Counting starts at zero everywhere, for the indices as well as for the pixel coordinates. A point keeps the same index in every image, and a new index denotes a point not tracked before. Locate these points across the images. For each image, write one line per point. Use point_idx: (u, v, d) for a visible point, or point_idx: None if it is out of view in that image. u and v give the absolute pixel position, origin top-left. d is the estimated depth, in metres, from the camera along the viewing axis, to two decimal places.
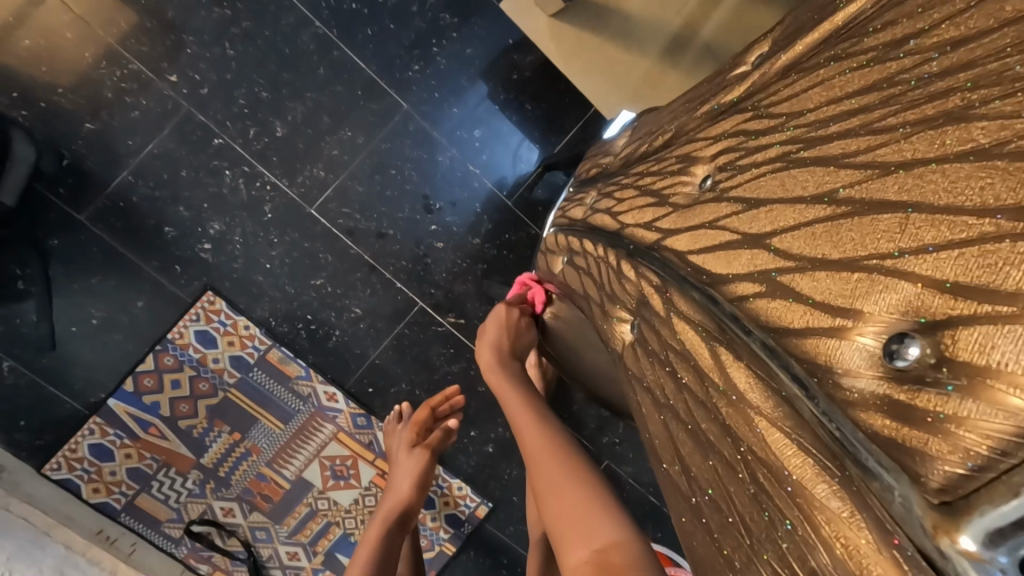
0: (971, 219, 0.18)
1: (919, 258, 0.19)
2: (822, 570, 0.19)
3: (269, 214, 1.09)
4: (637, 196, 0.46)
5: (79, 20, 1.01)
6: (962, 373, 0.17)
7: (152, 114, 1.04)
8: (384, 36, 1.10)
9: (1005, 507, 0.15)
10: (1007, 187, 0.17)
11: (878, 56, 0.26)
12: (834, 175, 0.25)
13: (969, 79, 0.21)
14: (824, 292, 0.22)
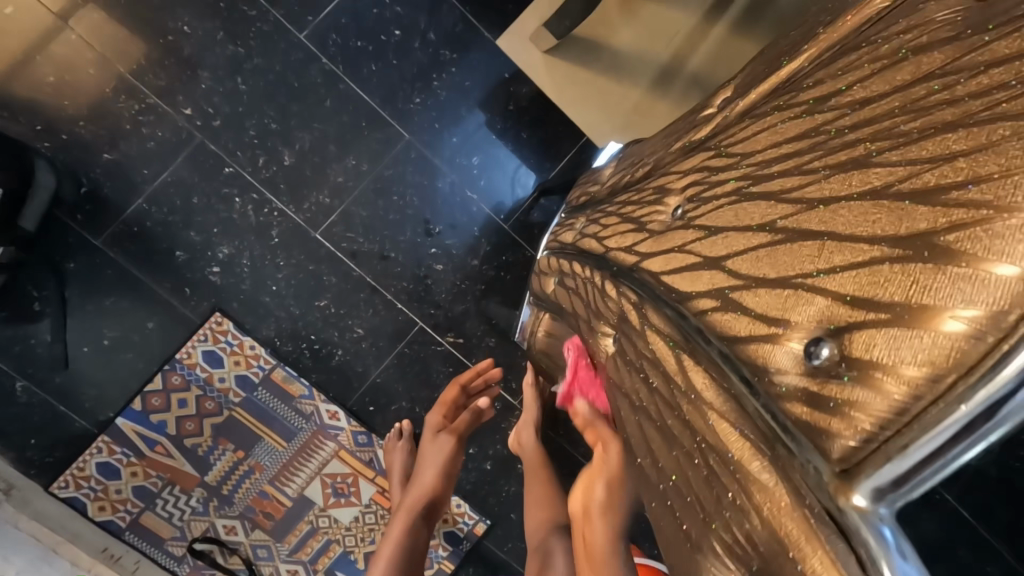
0: (865, 245, 0.22)
1: (830, 277, 0.24)
2: (755, 531, 0.23)
3: (276, 237, 1.14)
4: (620, 222, 0.51)
5: (100, 57, 1.08)
6: (856, 367, 0.21)
7: (167, 144, 1.10)
8: (388, 70, 1.17)
9: (883, 469, 0.19)
10: (889, 221, 0.22)
11: (809, 108, 0.31)
12: (775, 208, 0.29)
13: (871, 132, 0.25)
14: (764, 306, 0.27)
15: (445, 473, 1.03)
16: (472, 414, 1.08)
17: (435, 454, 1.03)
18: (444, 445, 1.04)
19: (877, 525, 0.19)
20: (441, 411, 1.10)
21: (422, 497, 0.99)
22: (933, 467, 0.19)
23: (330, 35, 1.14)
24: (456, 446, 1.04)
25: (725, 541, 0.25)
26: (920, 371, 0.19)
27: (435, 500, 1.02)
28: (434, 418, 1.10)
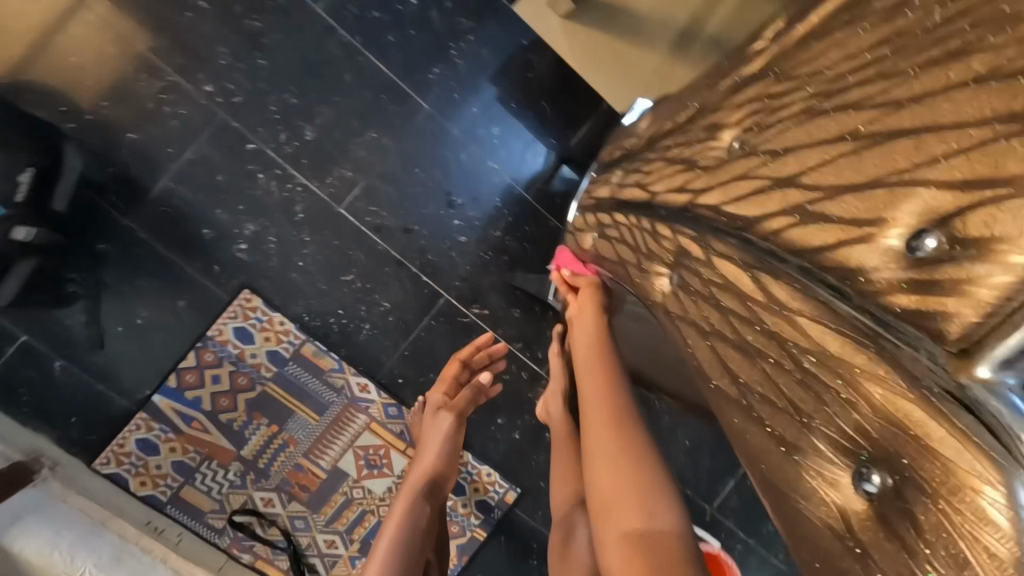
0: (974, 130, 0.22)
1: (932, 168, 0.23)
2: (863, 419, 0.24)
3: (300, 214, 1.14)
4: (666, 166, 0.51)
5: (119, 37, 1.08)
6: (971, 246, 0.21)
7: (190, 123, 1.10)
8: (405, 41, 1.15)
9: (1011, 338, 0.19)
10: (998, 101, 0.22)
11: (886, 16, 0.30)
12: (854, 117, 0.29)
13: (966, 23, 0.25)
14: (850, 212, 0.26)
15: (447, 450, 0.99)
16: (474, 388, 1.07)
17: (435, 433, 1.01)
18: (444, 422, 1.02)
19: (1006, 396, 0.19)
20: (443, 386, 1.09)
21: (425, 473, 0.96)
22: None
23: (346, 7, 1.13)
24: (456, 424, 1.02)
25: (831, 438, 0.25)
26: None
27: (439, 478, 0.97)
28: (435, 396, 1.08)
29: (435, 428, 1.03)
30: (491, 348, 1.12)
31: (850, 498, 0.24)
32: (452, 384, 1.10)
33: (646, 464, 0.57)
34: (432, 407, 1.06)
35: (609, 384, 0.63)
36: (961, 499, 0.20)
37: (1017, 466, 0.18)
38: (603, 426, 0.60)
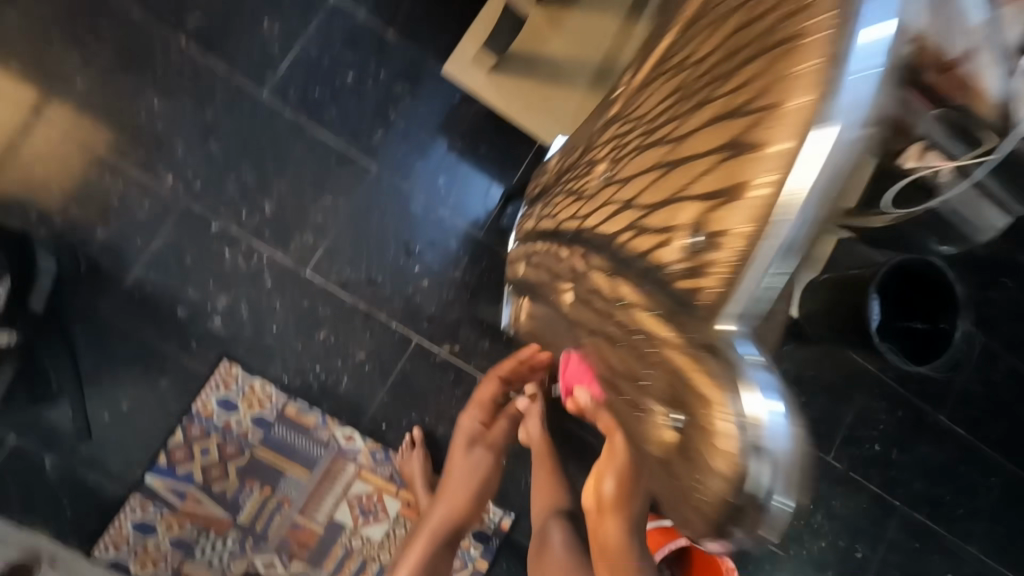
0: (715, 154, 0.31)
1: (697, 184, 0.32)
2: (668, 375, 0.32)
3: (268, 281, 1.21)
4: (566, 197, 0.60)
5: (80, 144, 1.16)
6: (712, 238, 0.29)
7: (154, 213, 1.18)
8: (347, 112, 1.25)
9: (730, 298, 0.27)
10: (725, 133, 0.30)
11: (680, 69, 0.40)
12: (662, 149, 0.38)
13: (714, 76, 0.34)
14: (660, 223, 0.35)
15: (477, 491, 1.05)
16: (509, 419, 1.10)
17: (470, 468, 1.06)
18: (480, 459, 1.06)
19: (729, 341, 0.27)
20: (478, 411, 1.10)
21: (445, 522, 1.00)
22: (756, 281, 0.26)
23: (289, 88, 1.23)
24: (490, 460, 1.07)
25: (660, 392, 0.34)
26: (748, 227, 0.27)
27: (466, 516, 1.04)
28: (470, 422, 1.10)
29: (466, 464, 1.06)
30: (532, 361, 1.06)
31: (670, 433, 0.33)
32: (489, 405, 1.11)
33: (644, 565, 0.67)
34: (466, 438, 1.08)
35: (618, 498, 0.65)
36: (707, 416, 0.28)
37: (728, 390, 0.26)
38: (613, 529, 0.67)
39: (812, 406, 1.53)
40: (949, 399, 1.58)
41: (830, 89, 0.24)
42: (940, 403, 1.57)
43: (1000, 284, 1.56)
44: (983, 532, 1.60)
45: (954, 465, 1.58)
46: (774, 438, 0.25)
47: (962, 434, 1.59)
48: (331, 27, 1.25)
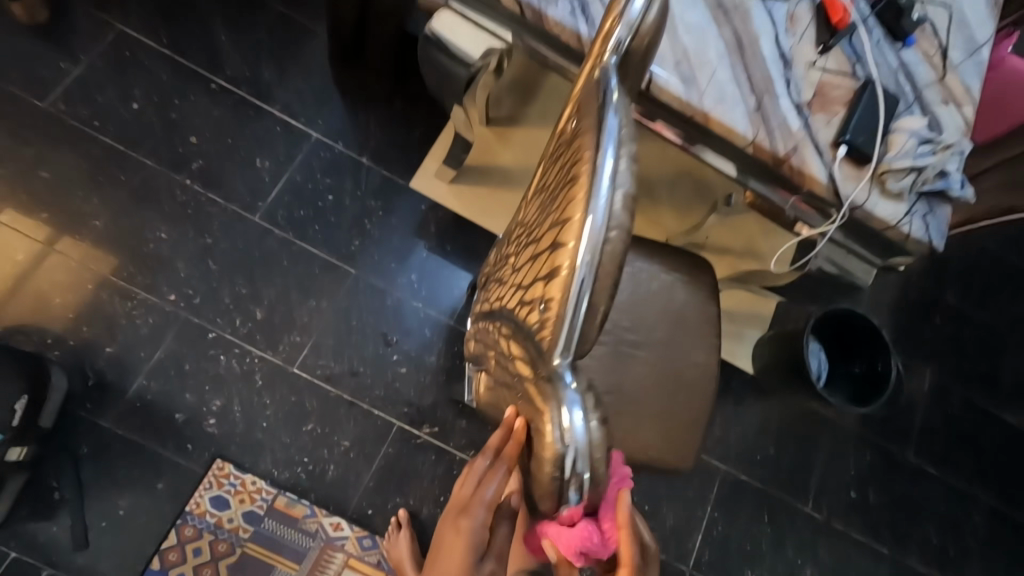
0: (545, 251, 0.47)
1: (539, 271, 0.47)
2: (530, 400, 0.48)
3: (260, 380, 1.32)
4: (492, 283, 0.76)
5: (93, 273, 1.32)
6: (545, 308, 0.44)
7: (157, 327, 1.32)
8: (328, 225, 1.44)
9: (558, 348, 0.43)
10: (548, 236, 0.46)
11: (540, 192, 0.57)
12: (531, 247, 0.54)
13: (548, 199, 0.51)
14: (525, 299, 0.50)
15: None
16: None
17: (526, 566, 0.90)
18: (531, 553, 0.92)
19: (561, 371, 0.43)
20: None
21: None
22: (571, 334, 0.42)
23: (278, 211, 1.42)
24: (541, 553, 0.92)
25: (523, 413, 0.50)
26: (556, 298, 0.42)
27: None
28: None
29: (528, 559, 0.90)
30: None
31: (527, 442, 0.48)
32: None
33: None
34: None
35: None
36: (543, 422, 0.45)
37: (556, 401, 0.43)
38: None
39: (785, 457, 1.57)
40: (915, 438, 1.64)
41: (584, 204, 0.41)
42: (906, 442, 1.63)
43: (933, 324, 1.71)
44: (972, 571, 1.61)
45: (932, 504, 1.62)
46: (579, 433, 0.42)
47: (934, 472, 1.64)
48: (313, 156, 1.47)
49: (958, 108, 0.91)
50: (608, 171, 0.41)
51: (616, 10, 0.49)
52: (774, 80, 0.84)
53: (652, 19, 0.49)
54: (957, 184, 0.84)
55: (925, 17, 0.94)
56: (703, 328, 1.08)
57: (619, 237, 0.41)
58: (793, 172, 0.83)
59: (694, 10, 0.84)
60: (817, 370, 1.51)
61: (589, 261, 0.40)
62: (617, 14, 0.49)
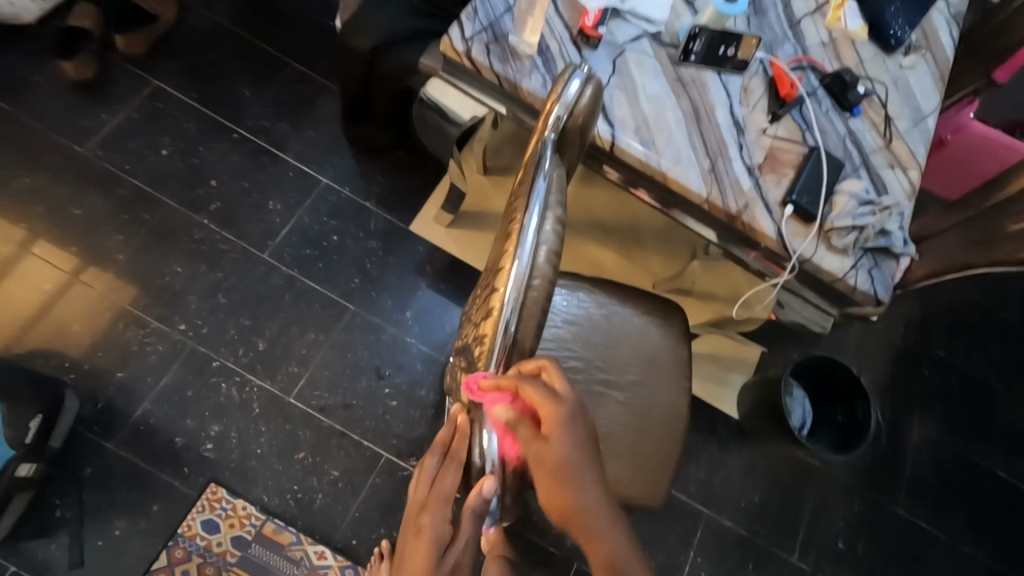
0: (488, 295, 0.55)
1: (482, 313, 0.56)
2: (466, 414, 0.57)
3: (257, 409, 1.40)
4: (462, 323, 0.84)
5: (112, 303, 1.43)
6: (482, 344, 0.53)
7: (165, 356, 1.41)
8: (331, 264, 1.54)
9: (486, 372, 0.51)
10: (490, 282, 0.55)
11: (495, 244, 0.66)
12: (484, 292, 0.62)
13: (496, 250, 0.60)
14: (474, 337, 0.58)
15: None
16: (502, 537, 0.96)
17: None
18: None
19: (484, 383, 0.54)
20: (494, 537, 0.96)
21: None
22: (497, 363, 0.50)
23: (285, 250, 1.53)
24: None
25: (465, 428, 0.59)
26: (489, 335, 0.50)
27: None
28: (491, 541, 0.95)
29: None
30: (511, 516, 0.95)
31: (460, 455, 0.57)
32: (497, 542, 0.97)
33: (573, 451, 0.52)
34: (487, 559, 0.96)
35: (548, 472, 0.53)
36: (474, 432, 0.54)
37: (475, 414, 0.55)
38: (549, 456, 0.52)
39: (769, 504, 1.58)
40: (904, 490, 1.63)
41: (513, 251, 0.49)
42: (895, 493, 1.62)
43: (921, 374, 1.73)
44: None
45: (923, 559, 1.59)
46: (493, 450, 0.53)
47: (925, 527, 1.61)
48: (320, 200, 1.59)
49: (904, 171, 0.99)
50: (533, 226, 0.50)
51: (554, 92, 0.58)
52: (727, 145, 0.93)
53: (584, 101, 0.59)
54: (899, 242, 0.91)
55: (871, 90, 1.03)
56: (675, 371, 1.14)
57: (542, 283, 0.50)
58: (745, 228, 0.91)
59: (655, 82, 0.94)
60: (802, 419, 1.53)
61: (514, 299, 0.48)
62: (555, 95, 0.58)
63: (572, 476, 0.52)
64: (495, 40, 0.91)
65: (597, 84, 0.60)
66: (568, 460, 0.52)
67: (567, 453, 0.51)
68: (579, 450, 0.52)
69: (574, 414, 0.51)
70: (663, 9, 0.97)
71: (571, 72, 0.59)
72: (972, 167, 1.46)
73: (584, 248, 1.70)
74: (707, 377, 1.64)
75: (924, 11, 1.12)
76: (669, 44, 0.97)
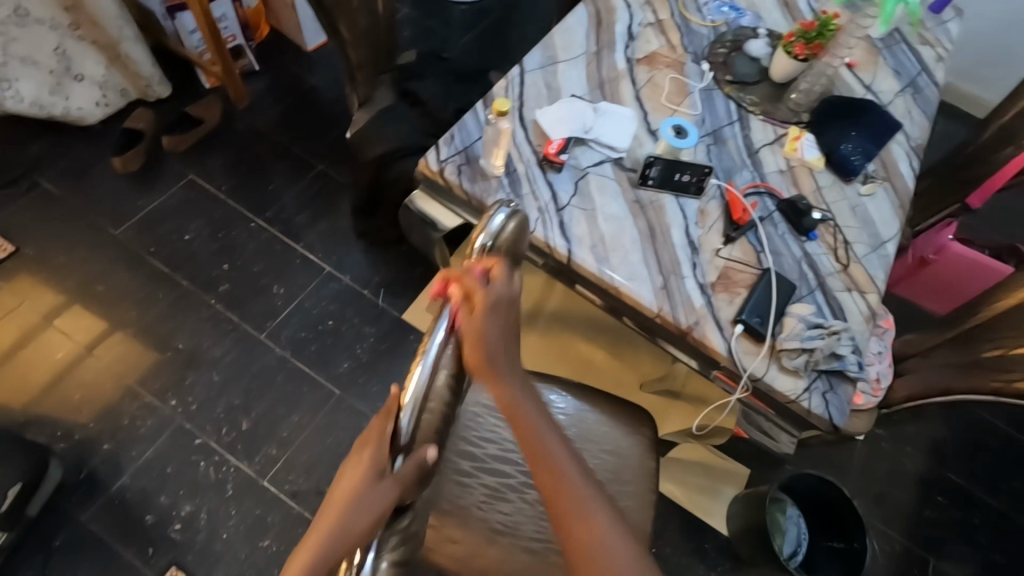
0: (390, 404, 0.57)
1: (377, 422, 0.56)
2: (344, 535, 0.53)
3: (230, 489, 1.40)
4: None
5: (114, 373, 1.51)
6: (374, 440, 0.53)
7: (153, 429, 1.45)
8: (324, 348, 1.60)
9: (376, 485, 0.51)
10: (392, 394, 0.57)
11: None
12: None
13: None
14: None
15: None
16: None
17: None
18: None
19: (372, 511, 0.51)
20: None
21: None
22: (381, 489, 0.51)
23: (282, 332, 1.61)
24: None
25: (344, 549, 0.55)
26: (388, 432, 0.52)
27: None
28: None
29: None
30: None
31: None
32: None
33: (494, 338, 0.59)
34: None
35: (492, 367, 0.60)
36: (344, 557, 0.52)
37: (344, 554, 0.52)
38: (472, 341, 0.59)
39: None
40: None
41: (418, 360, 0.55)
42: None
43: (933, 500, 1.61)
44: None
45: None
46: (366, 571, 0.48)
47: None
48: (322, 286, 1.69)
49: (861, 295, 1.01)
50: (437, 344, 0.56)
51: (481, 222, 0.64)
52: (681, 263, 0.98)
53: (509, 232, 0.64)
54: (854, 365, 0.92)
55: (827, 215, 1.08)
56: (641, 482, 1.12)
57: (437, 403, 0.56)
58: (697, 343, 0.93)
59: (614, 203, 1.02)
60: (795, 542, 1.44)
61: (412, 402, 0.52)
62: (483, 224, 0.64)
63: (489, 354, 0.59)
64: (467, 161, 1.02)
65: (523, 214, 0.66)
66: (499, 357, 0.60)
67: (495, 346, 0.59)
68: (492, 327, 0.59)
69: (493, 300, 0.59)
70: (625, 138, 1.07)
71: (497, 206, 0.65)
72: (958, 288, 1.47)
73: (574, 345, 1.71)
74: (694, 486, 1.57)
75: (882, 144, 1.19)
76: (630, 168, 1.06)
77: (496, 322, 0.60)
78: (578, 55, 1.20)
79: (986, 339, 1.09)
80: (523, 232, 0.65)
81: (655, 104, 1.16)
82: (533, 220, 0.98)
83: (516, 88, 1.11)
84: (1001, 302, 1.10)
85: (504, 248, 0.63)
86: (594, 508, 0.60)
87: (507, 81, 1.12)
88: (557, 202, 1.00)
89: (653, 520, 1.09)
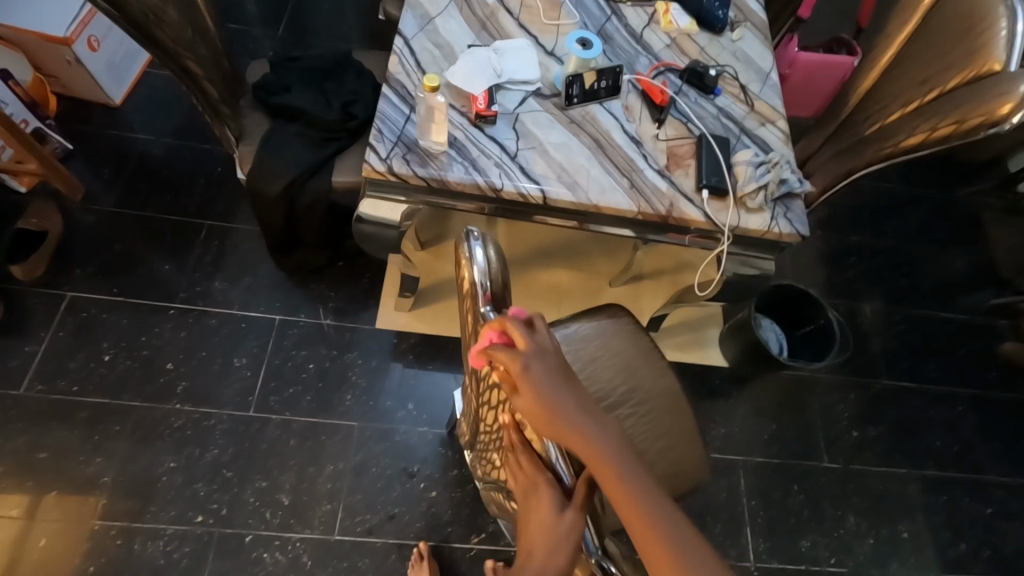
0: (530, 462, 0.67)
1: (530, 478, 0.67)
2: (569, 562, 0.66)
3: (308, 561, 1.37)
4: (484, 462, 0.95)
5: (116, 526, 1.35)
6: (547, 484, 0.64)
7: (195, 554, 1.35)
8: (318, 393, 1.54)
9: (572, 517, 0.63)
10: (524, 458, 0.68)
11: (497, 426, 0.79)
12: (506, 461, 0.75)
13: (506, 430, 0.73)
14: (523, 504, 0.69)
15: None
16: None
17: None
18: None
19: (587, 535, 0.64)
20: None
21: None
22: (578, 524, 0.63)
23: (270, 398, 1.52)
24: None
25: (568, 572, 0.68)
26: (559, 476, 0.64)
27: None
28: None
29: None
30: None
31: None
32: None
33: (549, 390, 0.61)
34: None
35: (569, 418, 0.61)
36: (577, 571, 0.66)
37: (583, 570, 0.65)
38: (529, 403, 0.61)
39: (786, 428, 1.69)
40: (884, 365, 1.81)
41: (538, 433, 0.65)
42: (877, 369, 1.80)
43: (851, 262, 1.95)
44: (991, 463, 1.74)
45: (930, 416, 1.76)
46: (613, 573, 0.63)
47: (913, 389, 1.79)
48: (282, 337, 1.59)
49: (773, 125, 1.16)
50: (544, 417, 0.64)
51: (467, 264, 0.71)
52: (634, 158, 1.07)
53: (494, 263, 0.71)
54: (797, 182, 1.08)
55: (721, 69, 1.21)
56: (647, 357, 1.26)
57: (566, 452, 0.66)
58: (678, 220, 1.04)
59: (555, 131, 1.06)
60: (778, 345, 1.70)
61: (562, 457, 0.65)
62: (468, 262, 0.71)
63: (554, 410, 0.61)
64: (409, 149, 0.99)
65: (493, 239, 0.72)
66: (578, 420, 0.61)
67: (564, 407, 0.61)
68: (541, 377, 0.61)
69: (533, 348, 0.62)
70: (534, 68, 1.10)
71: (467, 239, 0.71)
72: (806, 91, 1.73)
73: (539, 276, 1.79)
74: (687, 343, 1.78)
75: None
76: (551, 94, 1.10)
77: (552, 379, 0.62)
78: (445, 5, 1.17)
79: (860, 120, 1.31)
80: (503, 256, 0.71)
81: (539, 25, 1.18)
82: (498, 177, 1.00)
83: (410, 59, 1.08)
84: (862, 85, 1.32)
85: (497, 278, 0.70)
86: (699, 559, 0.55)
87: (398, 55, 1.08)
88: (508, 151, 1.02)
89: (674, 376, 1.24)
